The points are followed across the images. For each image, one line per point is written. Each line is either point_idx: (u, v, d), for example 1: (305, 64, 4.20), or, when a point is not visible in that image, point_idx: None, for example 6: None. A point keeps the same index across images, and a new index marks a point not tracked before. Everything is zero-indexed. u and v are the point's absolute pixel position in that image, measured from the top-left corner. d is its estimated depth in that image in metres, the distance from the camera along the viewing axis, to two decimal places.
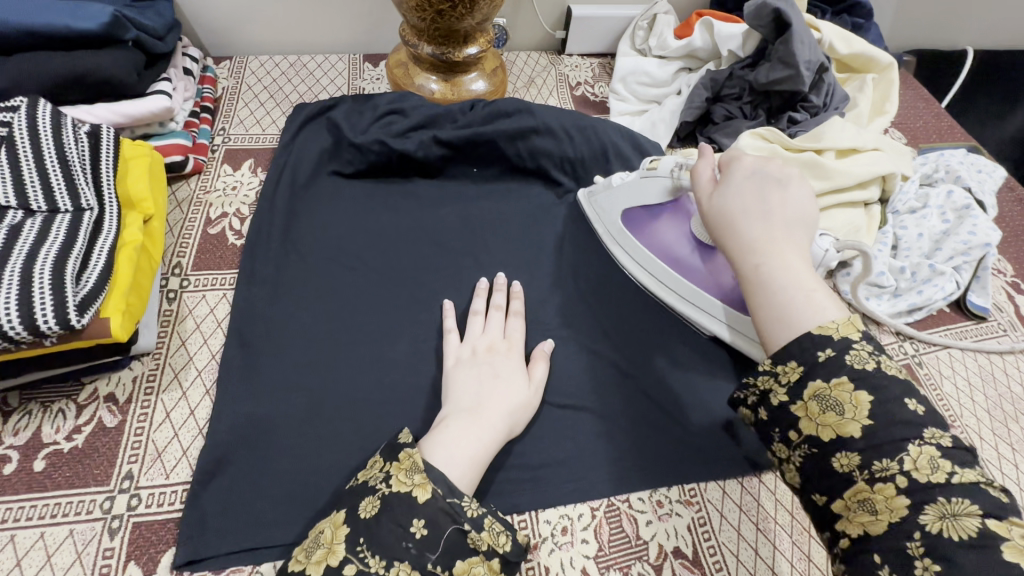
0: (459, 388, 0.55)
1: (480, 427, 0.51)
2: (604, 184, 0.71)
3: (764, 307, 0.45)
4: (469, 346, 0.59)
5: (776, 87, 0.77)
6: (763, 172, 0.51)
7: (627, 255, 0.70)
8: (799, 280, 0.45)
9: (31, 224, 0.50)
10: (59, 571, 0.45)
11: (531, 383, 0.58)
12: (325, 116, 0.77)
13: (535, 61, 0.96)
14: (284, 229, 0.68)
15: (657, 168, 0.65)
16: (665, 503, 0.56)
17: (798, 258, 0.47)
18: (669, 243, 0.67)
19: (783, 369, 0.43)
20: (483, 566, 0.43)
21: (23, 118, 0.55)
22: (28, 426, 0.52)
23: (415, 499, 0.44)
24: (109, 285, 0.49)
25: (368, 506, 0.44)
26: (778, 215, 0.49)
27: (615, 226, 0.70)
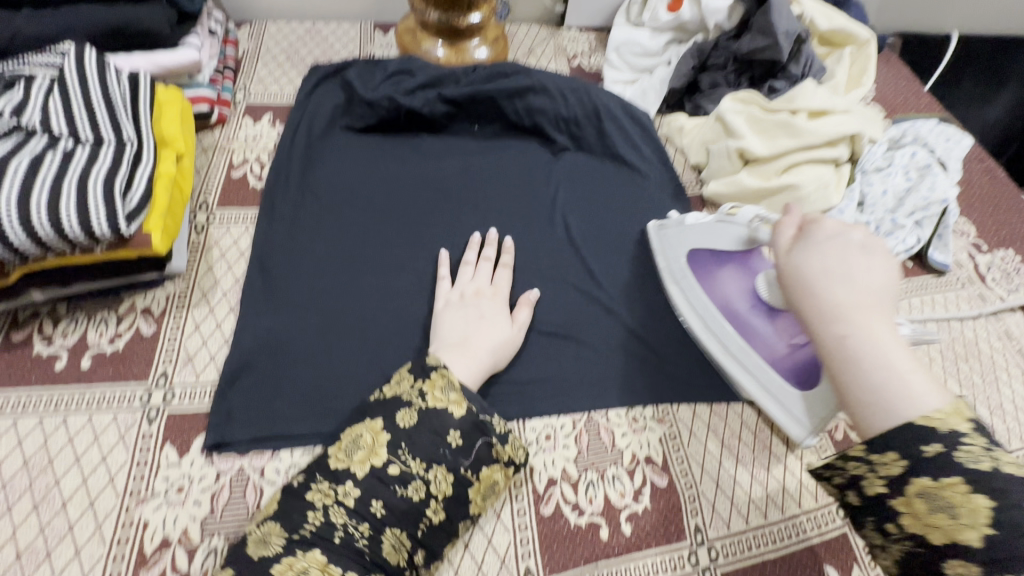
0: (448, 325, 0.61)
1: (469, 357, 0.58)
2: (677, 224, 0.72)
3: (854, 385, 0.41)
4: (459, 290, 0.65)
5: (758, 56, 0.83)
6: (845, 236, 0.48)
7: (679, 294, 0.68)
8: (893, 358, 0.41)
9: (82, 150, 0.56)
10: (105, 448, 0.52)
11: (515, 325, 0.64)
12: (340, 75, 0.83)
13: (535, 32, 1.02)
14: (301, 173, 0.74)
15: (735, 218, 0.69)
16: (640, 418, 0.62)
17: (891, 333, 0.42)
18: (730, 295, 0.66)
19: (879, 457, 0.40)
20: (501, 472, 0.52)
21: (72, 60, 0.61)
22: (75, 332, 0.58)
23: (451, 414, 0.51)
24: (148, 207, 0.56)
25: (406, 416, 0.50)
26: (864, 285, 0.45)
27: (677, 264, 0.69)
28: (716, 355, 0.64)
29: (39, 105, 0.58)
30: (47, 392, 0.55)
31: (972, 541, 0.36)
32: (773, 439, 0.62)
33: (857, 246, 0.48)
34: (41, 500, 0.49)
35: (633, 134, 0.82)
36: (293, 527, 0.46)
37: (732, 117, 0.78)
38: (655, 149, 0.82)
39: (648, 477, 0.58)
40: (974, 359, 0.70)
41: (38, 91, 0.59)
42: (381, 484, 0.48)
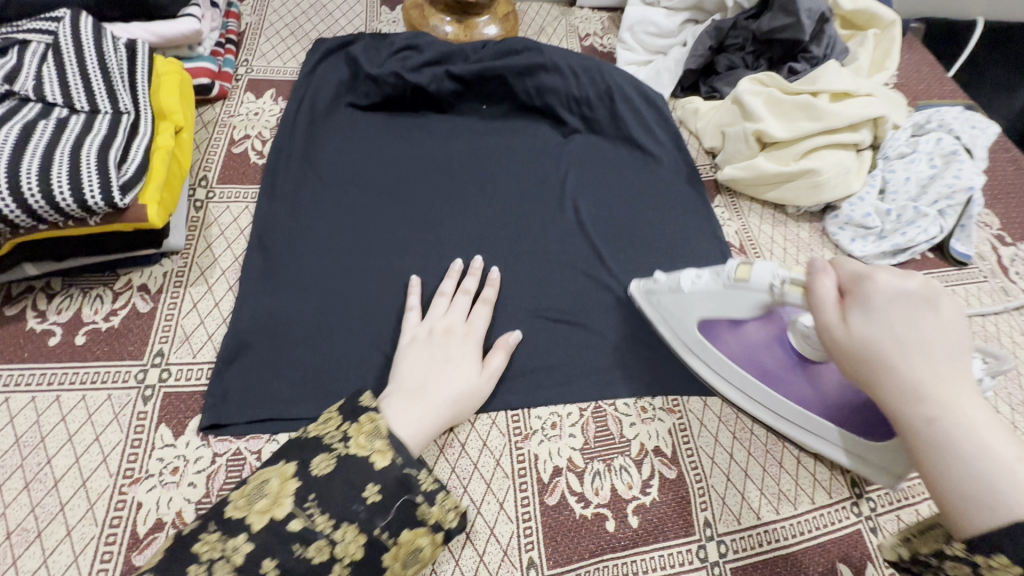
0: (406, 367, 0.54)
1: (423, 407, 0.50)
2: (670, 287, 0.59)
3: (953, 480, 0.34)
4: (428, 325, 0.59)
5: (778, 35, 0.80)
6: (909, 289, 0.40)
7: (706, 367, 0.61)
8: (994, 443, 0.34)
9: (76, 120, 0.54)
10: (99, 427, 0.51)
11: (484, 371, 0.57)
12: (344, 51, 0.81)
13: (547, 11, 0.99)
14: (304, 150, 0.72)
15: (749, 280, 0.52)
16: (649, 408, 0.60)
17: (984, 408, 0.36)
18: (759, 357, 0.57)
19: (985, 562, 0.32)
20: (427, 538, 0.45)
21: (66, 27, 0.59)
22: (69, 308, 0.57)
23: (373, 464, 0.44)
24: (144, 180, 0.54)
25: (321, 463, 0.43)
26: (942, 350, 0.38)
27: (690, 336, 0.60)
28: (775, 424, 0.59)
29: (33, 73, 0.56)
30: (40, 368, 0.53)
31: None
32: None
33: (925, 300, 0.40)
34: (32, 479, 0.48)
35: (647, 117, 0.79)
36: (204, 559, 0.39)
37: (749, 99, 0.75)
38: (669, 132, 0.79)
39: (656, 469, 0.56)
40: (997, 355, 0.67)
41: (32, 58, 0.57)
42: (276, 542, 0.40)
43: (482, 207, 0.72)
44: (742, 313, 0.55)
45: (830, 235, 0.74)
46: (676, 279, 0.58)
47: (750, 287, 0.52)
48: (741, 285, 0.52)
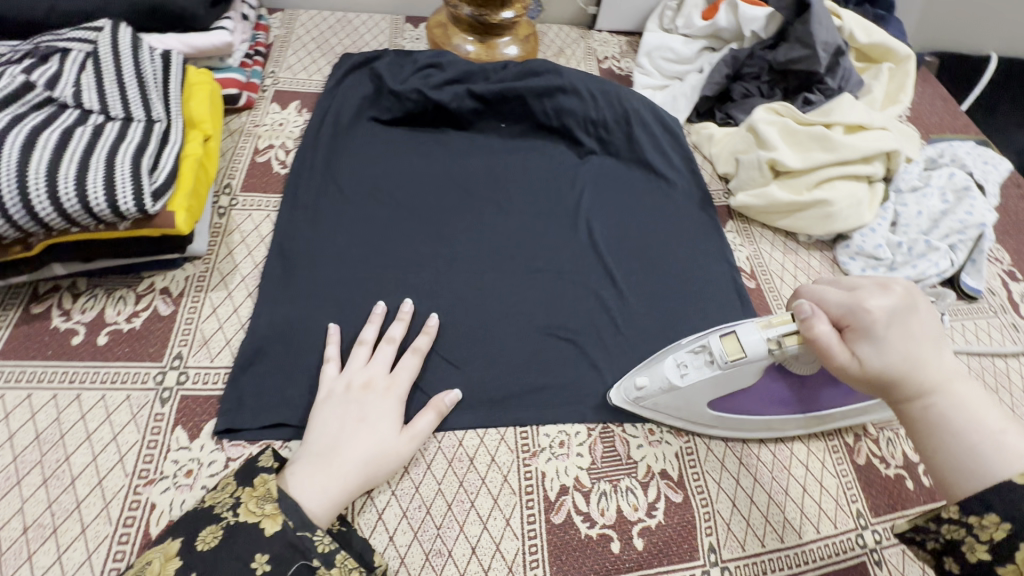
0: (320, 426, 0.52)
1: (328, 471, 0.49)
2: (662, 385, 0.56)
3: (952, 457, 0.38)
4: (345, 379, 0.56)
5: (792, 67, 0.81)
6: (895, 308, 0.43)
7: (729, 429, 0.60)
8: (979, 418, 0.39)
9: (111, 127, 0.56)
10: (116, 427, 0.52)
11: (405, 433, 0.53)
12: (368, 66, 0.83)
13: (566, 33, 1.01)
14: (326, 162, 0.74)
15: (746, 355, 0.52)
16: (656, 431, 0.61)
17: (973, 390, 0.40)
18: (767, 401, 0.58)
19: (980, 522, 0.35)
20: None
21: (106, 37, 0.61)
22: (93, 308, 0.58)
23: (262, 532, 0.45)
24: (174, 187, 0.55)
25: (209, 536, 0.44)
26: (932, 349, 0.42)
27: (704, 416, 0.59)
28: (794, 438, 0.62)
29: (72, 79, 0.57)
30: (62, 366, 0.54)
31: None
32: (793, 459, 0.60)
33: (907, 312, 0.43)
34: (50, 476, 0.49)
35: (662, 141, 0.81)
36: None
37: (764, 128, 0.76)
38: (684, 157, 0.80)
39: (662, 491, 0.56)
40: (1006, 391, 0.66)
41: (72, 65, 0.58)
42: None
43: (497, 224, 0.73)
44: (743, 379, 0.55)
45: (840, 265, 0.74)
46: (664, 378, 0.56)
47: (747, 359, 0.52)
48: (738, 362, 0.52)
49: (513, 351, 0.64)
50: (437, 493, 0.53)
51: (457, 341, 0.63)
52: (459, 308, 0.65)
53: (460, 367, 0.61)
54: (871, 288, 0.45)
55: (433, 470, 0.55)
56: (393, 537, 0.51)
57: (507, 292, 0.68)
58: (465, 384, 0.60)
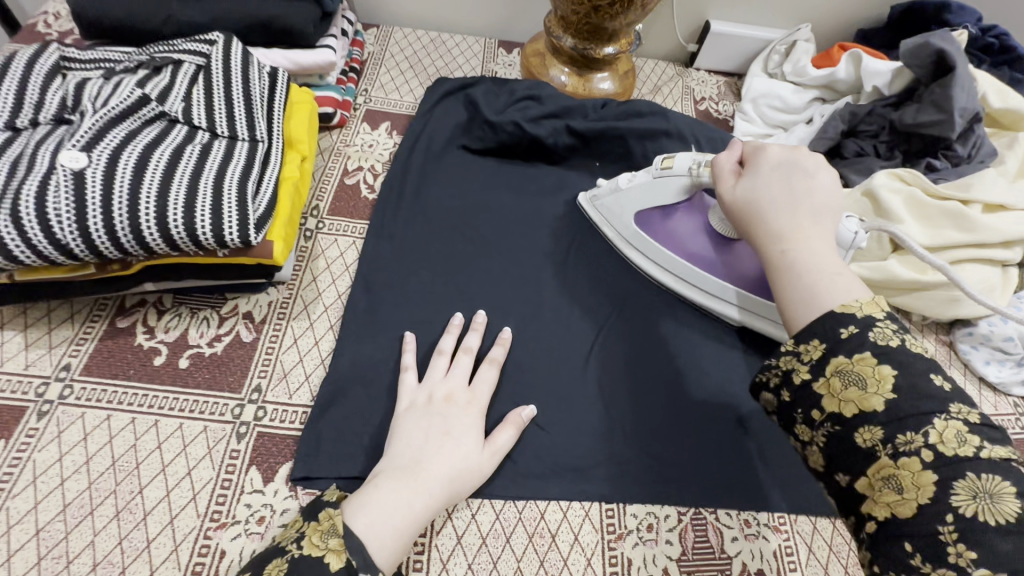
0: (404, 440, 0.49)
1: (413, 491, 0.45)
2: (611, 189, 0.69)
3: (785, 284, 0.43)
4: (428, 391, 0.54)
5: (922, 130, 0.74)
6: (789, 166, 0.49)
7: (643, 257, 0.68)
8: (827, 264, 0.43)
9: (217, 146, 0.54)
10: (192, 460, 0.49)
11: (488, 449, 0.51)
12: (463, 92, 0.80)
13: (662, 70, 0.97)
14: (415, 189, 0.72)
15: (672, 166, 0.62)
16: (753, 523, 0.54)
17: (828, 248, 0.44)
18: (685, 238, 0.66)
19: (804, 347, 0.40)
20: None
21: (219, 51, 0.60)
22: (177, 327, 0.57)
23: (327, 567, 0.39)
24: (286, 104, 0.64)
25: (274, 570, 0.39)
26: (804, 203, 0.47)
27: (628, 230, 0.68)
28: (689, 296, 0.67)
29: (183, 93, 0.56)
30: (142, 389, 0.53)
31: (881, 408, 0.36)
32: None
33: (801, 172, 0.49)
34: (123, 508, 0.47)
35: None
36: None
37: (887, 196, 0.69)
38: None
39: None
40: None
41: (183, 79, 0.57)
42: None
43: (587, 271, 0.69)
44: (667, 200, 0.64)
45: (959, 351, 0.69)
46: (614, 182, 0.68)
47: (671, 172, 0.62)
48: (665, 172, 0.62)
49: (598, 415, 0.59)
50: (515, 571, 0.49)
51: (540, 397, 0.59)
52: (544, 360, 0.61)
53: (544, 428, 0.57)
54: (777, 150, 0.51)
55: (512, 542, 0.51)
56: None
57: (594, 348, 0.63)
58: (547, 447, 0.56)
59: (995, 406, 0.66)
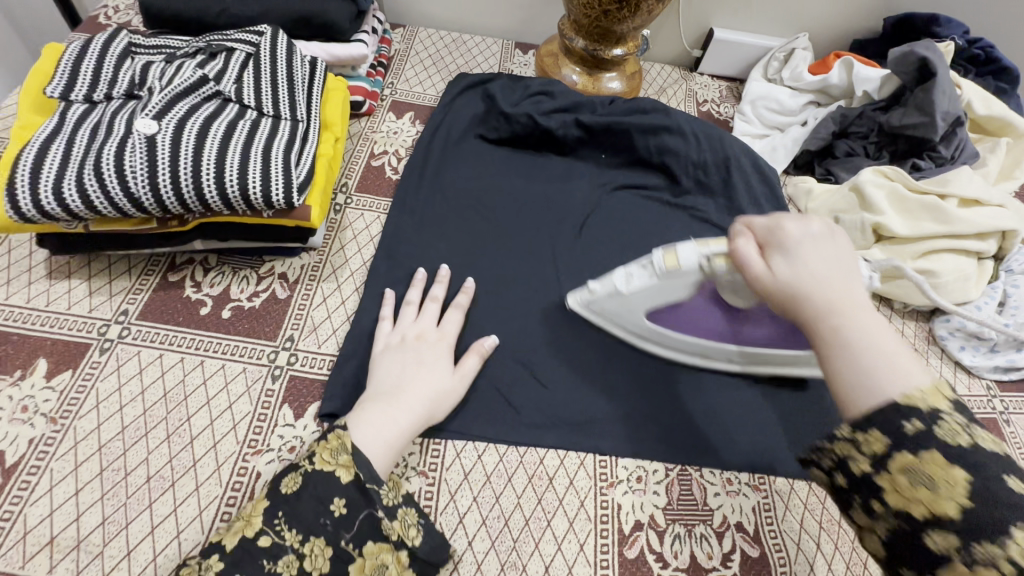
0: (382, 371, 0.56)
1: (396, 410, 0.52)
2: (608, 291, 0.62)
3: (840, 369, 0.39)
4: (399, 333, 0.60)
5: (907, 132, 0.80)
6: (815, 231, 0.45)
7: (666, 345, 0.66)
8: (881, 344, 0.39)
9: (265, 123, 0.61)
10: (232, 395, 0.56)
11: (457, 372, 0.58)
12: (482, 87, 0.87)
13: (668, 73, 1.03)
14: (434, 172, 0.78)
15: (680, 266, 0.55)
16: (735, 481, 0.59)
17: (876, 321, 0.41)
18: (704, 322, 0.63)
19: (863, 438, 0.37)
20: (391, 555, 0.46)
21: (267, 41, 0.67)
22: (220, 283, 0.63)
23: (337, 479, 0.46)
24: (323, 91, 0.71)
25: (291, 482, 0.46)
26: (840, 273, 0.43)
27: (642, 327, 0.64)
28: (718, 368, 0.66)
29: (235, 76, 0.63)
30: (190, 333, 0.59)
31: (953, 513, 0.33)
32: None
33: (827, 236, 0.45)
34: (172, 432, 0.53)
35: (758, 190, 0.80)
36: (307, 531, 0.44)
37: (872, 191, 0.75)
38: (778, 208, 0.80)
39: (737, 545, 0.55)
40: None
41: (235, 63, 0.64)
42: (249, 557, 0.42)
43: (590, 252, 0.75)
44: (678, 295, 0.59)
45: (937, 337, 0.72)
46: (611, 284, 0.61)
47: (681, 272, 0.55)
48: (673, 273, 0.56)
49: (596, 380, 0.64)
50: (515, 506, 0.55)
51: (543, 359, 0.65)
52: (548, 328, 0.67)
53: (545, 386, 0.63)
54: (791, 217, 0.46)
55: (513, 483, 0.56)
56: (472, 542, 0.53)
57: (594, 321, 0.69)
58: (547, 404, 0.62)
59: (968, 387, 0.69)
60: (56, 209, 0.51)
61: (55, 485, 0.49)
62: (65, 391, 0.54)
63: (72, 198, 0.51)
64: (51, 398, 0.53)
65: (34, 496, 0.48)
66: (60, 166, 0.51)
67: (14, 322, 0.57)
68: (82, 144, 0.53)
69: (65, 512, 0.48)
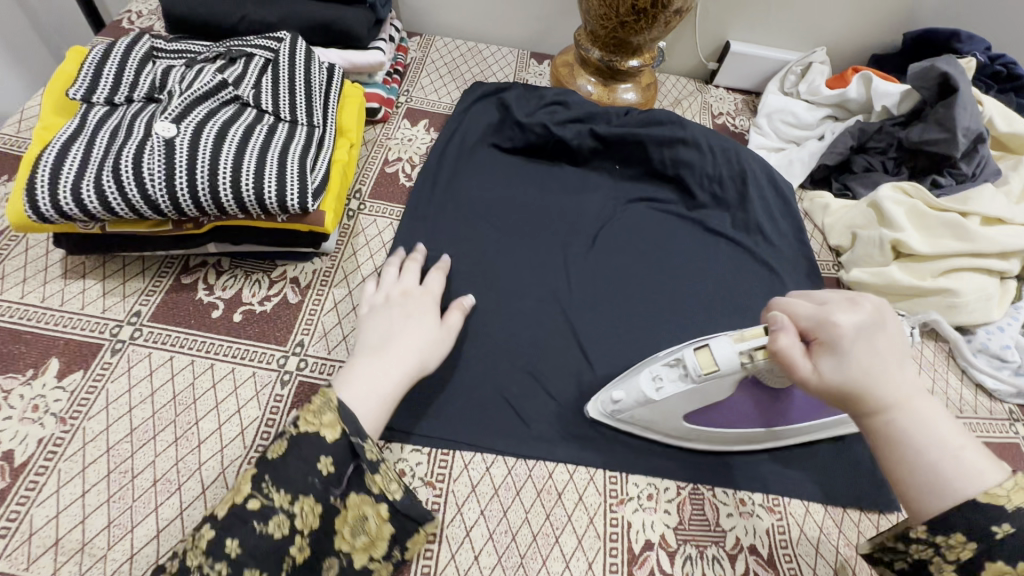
0: (370, 329, 0.57)
1: (385, 362, 0.53)
2: (637, 396, 0.56)
3: (908, 468, 0.40)
4: (384, 293, 0.61)
5: (929, 147, 0.78)
6: (862, 322, 0.44)
7: (699, 441, 0.59)
8: (946, 439, 0.40)
9: (281, 129, 0.61)
10: (241, 400, 0.56)
11: (442, 327, 0.59)
12: (496, 96, 0.87)
13: (683, 85, 1.03)
14: (447, 181, 0.78)
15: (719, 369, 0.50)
16: (748, 502, 0.58)
17: (935, 412, 0.42)
18: (734, 415, 0.58)
19: (946, 542, 0.38)
20: (373, 510, 0.46)
21: (286, 46, 0.67)
22: (232, 286, 0.63)
23: (325, 437, 0.46)
24: (339, 98, 0.71)
25: (276, 447, 0.45)
26: (895, 365, 0.43)
27: (673, 427, 0.58)
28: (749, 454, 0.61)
29: (254, 81, 0.63)
30: (201, 336, 0.59)
31: None
32: None
33: (875, 325, 0.45)
34: (180, 435, 0.53)
35: (773, 204, 0.79)
36: (296, 491, 0.44)
37: (891, 207, 0.73)
38: (794, 223, 0.79)
39: (750, 568, 0.54)
40: None
41: (254, 69, 0.64)
42: (240, 521, 0.42)
43: (603, 263, 0.74)
44: (713, 395, 0.54)
45: (958, 358, 0.69)
46: (640, 390, 0.56)
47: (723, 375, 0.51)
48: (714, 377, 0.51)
49: None
50: (523, 521, 0.54)
51: (554, 372, 0.64)
52: (559, 340, 0.66)
53: (555, 400, 0.62)
54: (838, 307, 0.46)
55: (521, 496, 0.56)
56: (477, 555, 0.52)
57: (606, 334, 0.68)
58: (558, 417, 0.61)
59: (991, 411, 0.67)
60: (75, 210, 0.51)
61: (62, 487, 0.49)
62: (76, 392, 0.54)
63: (90, 199, 0.51)
64: (61, 398, 0.53)
65: (40, 497, 0.48)
66: (79, 167, 0.52)
67: (28, 321, 0.58)
68: (102, 146, 0.54)
69: (71, 514, 0.48)
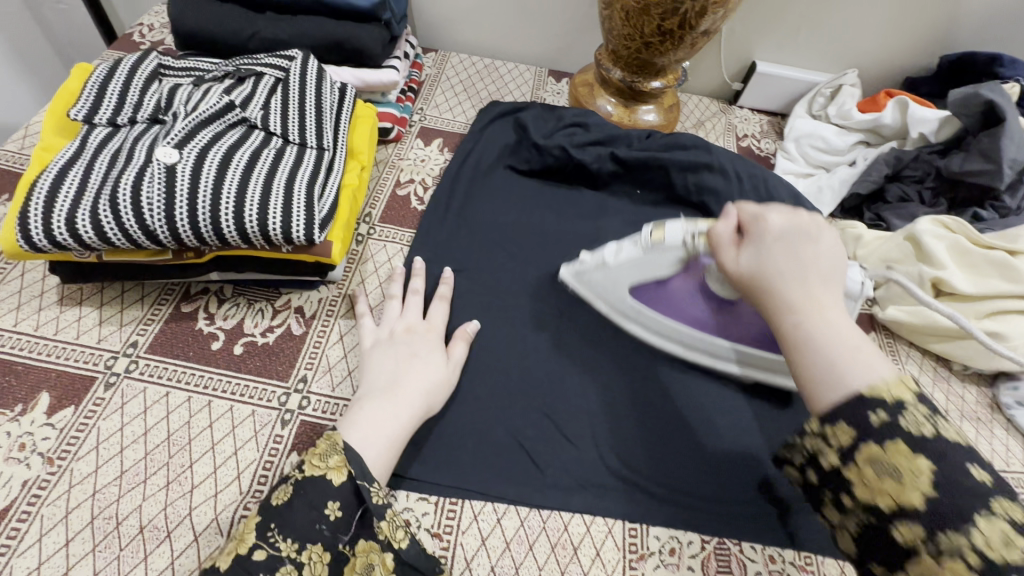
0: (374, 369, 0.54)
1: (395, 406, 0.50)
2: (597, 262, 0.64)
3: (805, 363, 0.40)
4: (387, 328, 0.59)
5: (970, 178, 0.74)
6: (790, 229, 0.46)
7: (644, 327, 0.66)
8: (845, 337, 0.39)
9: (289, 153, 0.58)
10: (239, 441, 0.52)
11: (448, 361, 0.57)
12: (513, 116, 0.84)
13: (706, 106, 0.99)
14: (461, 204, 0.75)
15: (663, 238, 0.59)
16: (778, 560, 0.53)
17: (844, 318, 0.41)
18: (685, 306, 0.64)
19: (829, 429, 0.37)
20: (379, 559, 0.42)
21: (297, 65, 0.65)
22: (234, 316, 0.60)
23: (330, 482, 0.42)
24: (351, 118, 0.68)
25: (281, 493, 0.42)
26: (813, 270, 0.44)
27: (625, 304, 0.65)
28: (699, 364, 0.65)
29: (262, 102, 0.60)
30: (199, 370, 0.56)
31: (916, 501, 0.33)
32: None
33: (806, 236, 0.46)
34: (173, 479, 0.49)
35: None
36: (303, 539, 0.40)
37: (931, 241, 0.69)
38: None
39: None
40: None
41: (263, 89, 0.62)
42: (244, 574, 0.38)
43: None
44: (661, 270, 0.62)
45: (1003, 406, 0.65)
46: (601, 256, 0.64)
47: (665, 245, 0.59)
48: (657, 244, 0.59)
49: (626, 436, 0.59)
50: None
51: (569, 412, 0.60)
52: (575, 377, 0.62)
53: (571, 442, 0.58)
54: (778, 210, 0.48)
55: (534, 550, 0.52)
56: None
57: (625, 372, 0.64)
58: (573, 461, 0.57)
59: None
60: (69, 239, 0.49)
61: (45, 535, 0.46)
62: (65, 430, 0.51)
63: (85, 229, 0.48)
64: (50, 437, 0.50)
65: (22, 546, 0.45)
66: (76, 194, 0.49)
67: (20, 351, 0.55)
68: (100, 172, 0.51)
69: (53, 566, 0.44)
